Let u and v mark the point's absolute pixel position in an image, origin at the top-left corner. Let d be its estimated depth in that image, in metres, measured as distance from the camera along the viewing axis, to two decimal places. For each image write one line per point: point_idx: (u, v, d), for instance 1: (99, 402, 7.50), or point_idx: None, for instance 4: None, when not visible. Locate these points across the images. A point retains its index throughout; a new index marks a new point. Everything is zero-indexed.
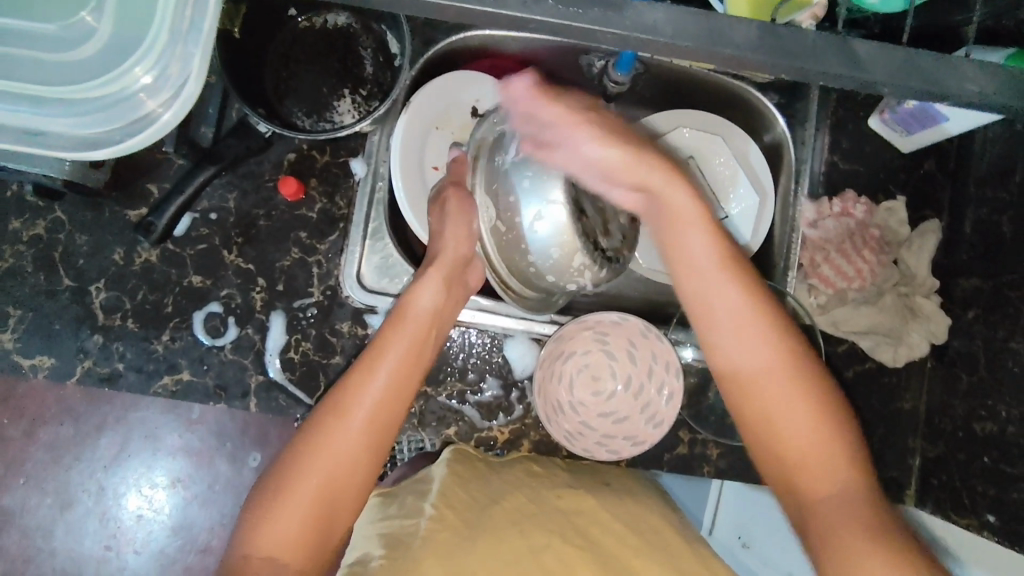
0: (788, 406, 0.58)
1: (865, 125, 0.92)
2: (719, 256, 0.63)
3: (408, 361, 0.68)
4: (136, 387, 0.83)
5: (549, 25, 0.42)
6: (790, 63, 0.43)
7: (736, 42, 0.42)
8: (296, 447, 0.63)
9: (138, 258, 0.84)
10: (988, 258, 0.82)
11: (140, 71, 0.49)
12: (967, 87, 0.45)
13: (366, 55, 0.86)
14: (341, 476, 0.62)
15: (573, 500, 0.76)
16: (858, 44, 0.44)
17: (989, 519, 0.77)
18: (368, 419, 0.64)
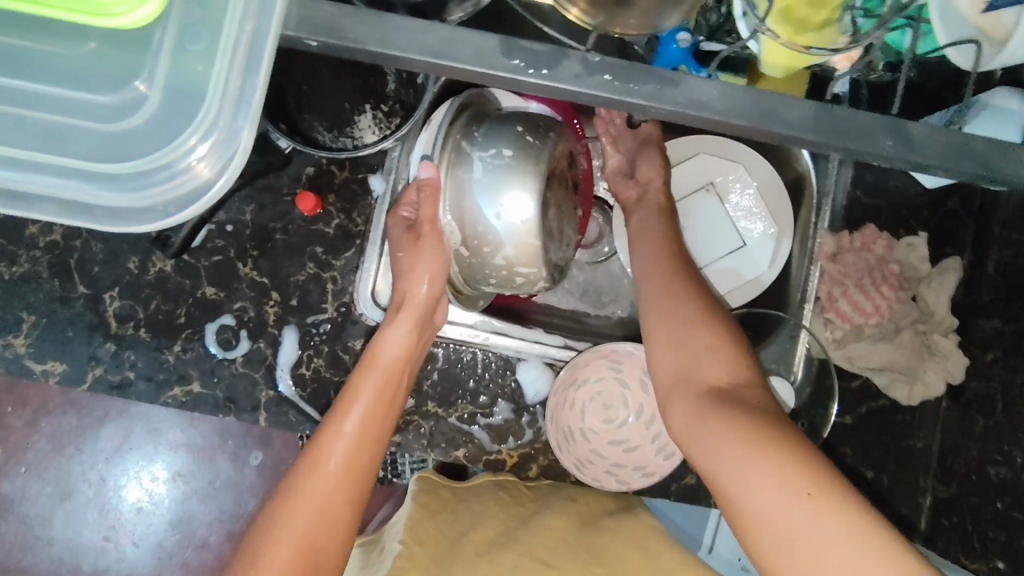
0: (699, 354, 0.64)
1: (889, 160, 0.91)
2: (657, 265, 0.72)
3: (374, 415, 0.69)
4: (146, 396, 0.82)
5: (603, 98, 0.45)
6: (843, 142, 0.46)
7: (790, 121, 0.45)
8: (268, 513, 0.64)
9: (152, 267, 0.83)
10: (1008, 301, 0.81)
11: (193, 140, 0.47)
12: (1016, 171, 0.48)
13: (389, 71, 0.85)
14: (319, 529, 0.63)
15: (542, 525, 0.76)
16: (912, 125, 0.47)
17: (999, 565, 0.76)
18: (341, 467, 0.65)
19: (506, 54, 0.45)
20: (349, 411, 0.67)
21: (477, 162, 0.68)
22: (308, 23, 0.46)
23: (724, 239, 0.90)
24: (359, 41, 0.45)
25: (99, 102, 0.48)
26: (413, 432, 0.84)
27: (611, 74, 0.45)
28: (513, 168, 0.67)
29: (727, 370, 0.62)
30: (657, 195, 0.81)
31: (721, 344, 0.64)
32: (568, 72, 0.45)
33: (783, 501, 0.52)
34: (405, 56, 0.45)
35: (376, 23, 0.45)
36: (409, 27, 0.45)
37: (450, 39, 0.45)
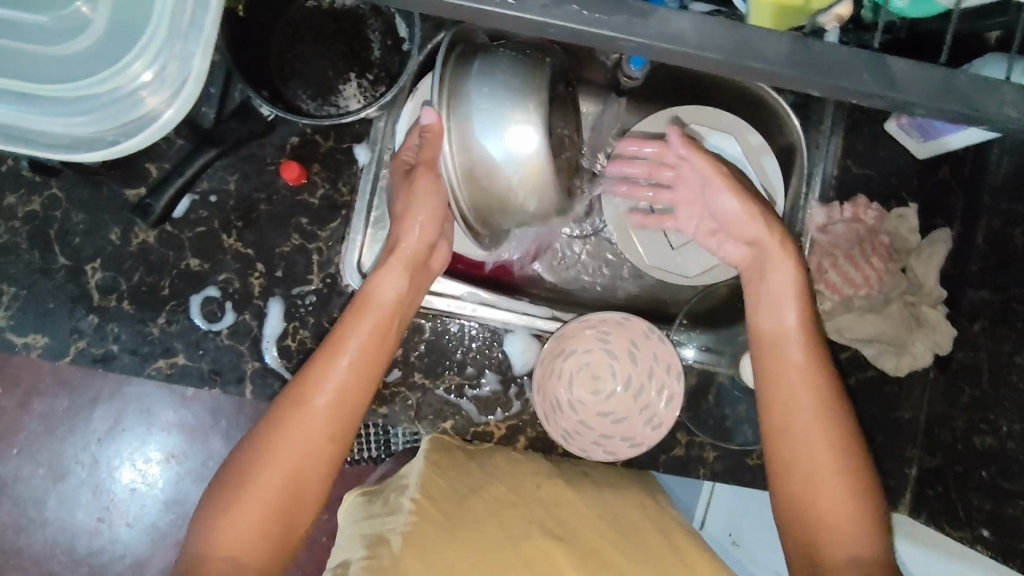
0: (797, 419, 0.69)
1: (880, 130, 0.90)
2: (789, 284, 0.72)
3: (365, 361, 0.68)
4: (130, 368, 0.81)
5: (569, 30, 0.43)
6: (822, 79, 0.44)
7: (768, 55, 0.43)
8: (250, 448, 0.63)
9: (135, 238, 0.82)
10: (996, 271, 0.81)
11: (138, 67, 0.52)
12: (1008, 110, 0.45)
13: (374, 38, 0.84)
14: (303, 468, 0.63)
15: (554, 492, 0.76)
16: (895, 63, 0.44)
17: (983, 533, 0.77)
18: (331, 407, 0.65)
19: None
20: (341, 350, 0.67)
21: (479, 98, 0.65)
22: None
23: None
24: None
25: (43, 23, 0.55)
26: (399, 403, 0.84)
27: (578, 5, 0.43)
28: (513, 98, 0.65)
29: (818, 420, 0.68)
30: (749, 228, 0.74)
31: (827, 405, 0.69)
32: (534, 2, 0.42)
33: (838, 535, 0.64)
34: None
35: None
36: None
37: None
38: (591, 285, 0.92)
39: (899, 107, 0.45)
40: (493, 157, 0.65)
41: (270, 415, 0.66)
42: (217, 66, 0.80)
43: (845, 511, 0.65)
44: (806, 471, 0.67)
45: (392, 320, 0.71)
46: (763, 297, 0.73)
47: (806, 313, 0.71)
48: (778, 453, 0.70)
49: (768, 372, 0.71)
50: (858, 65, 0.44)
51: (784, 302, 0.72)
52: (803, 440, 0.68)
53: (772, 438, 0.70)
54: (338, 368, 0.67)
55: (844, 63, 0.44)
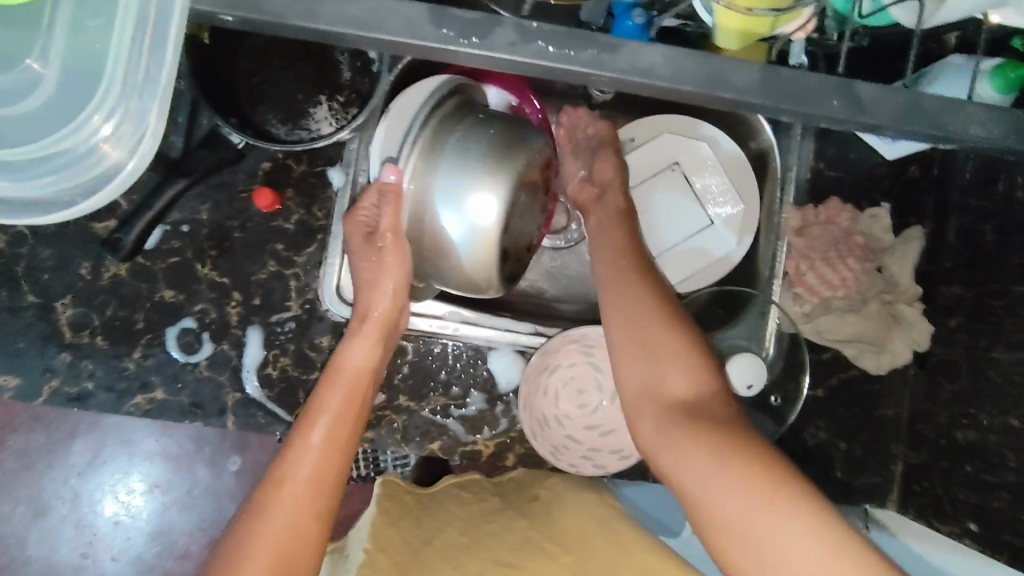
0: (669, 371, 0.63)
1: (849, 133, 0.92)
2: (609, 261, 0.72)
3: (340, 428, 0.67)
4: (106, 406, 0.79)
5: (535, 65, 0.43)
6: (790, 105, 0.44)
7: (738, 86, 0.43)
8: (235, 539, 0.61)
9: (106, 272, 0.80)
10: (968, 267, 0.83)
11: (97, 121, 0.48)
12: (972, 129, 0.45)
13: (342, 60, 0.83)
14: (291, 542, 0.61)
15: (499, 524, 0.73)
16: (862, 88, 0.45)
17: (970, 526, 0.77)
18: (311, 474, 0.64)
19: (434, 22, 0.42)
20: (315, 422, 0.66)
21: (442, 164, 0.64)
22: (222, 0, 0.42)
23: (692, 219, 0.89)
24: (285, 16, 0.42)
25: None
26: (386, 427, 0.83)
27: (546, 41, 0.43)
28: (478, 173, 0.64)
29: (692, 379, 0.63)
30: (614, 183, 0.80)
31: (681, 359, 0.63)
32: (499, 41, 0.42)
33: (730, 491, 0.55)
34: (332, 31, 0.41)
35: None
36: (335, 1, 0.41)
37: (377, 13, 0.42)
38: (572, 299, 0.92)
39: (867, 131, 0.46)
40: (448, 227, 0.65)
41: (254, 495, 0.64)
42: (182, 94, 0.78)
43: (718, 457, 0.57)
44: (657, 414, 0.63)
45: (361, 378, 0.70)
46: (613, 285, 0.70)
47: (639, 287, 0.68)
48: (650, 416, 0.63)
49: (619, 323, 0.67)
50: (825, 90, 0.45)
51: (600, 249, 0.75)
52: (676, 411, 0.62)
53: (642, 401, 0.64)
54: (314, 442, 0.65)
55: (814, 90, 0.44)
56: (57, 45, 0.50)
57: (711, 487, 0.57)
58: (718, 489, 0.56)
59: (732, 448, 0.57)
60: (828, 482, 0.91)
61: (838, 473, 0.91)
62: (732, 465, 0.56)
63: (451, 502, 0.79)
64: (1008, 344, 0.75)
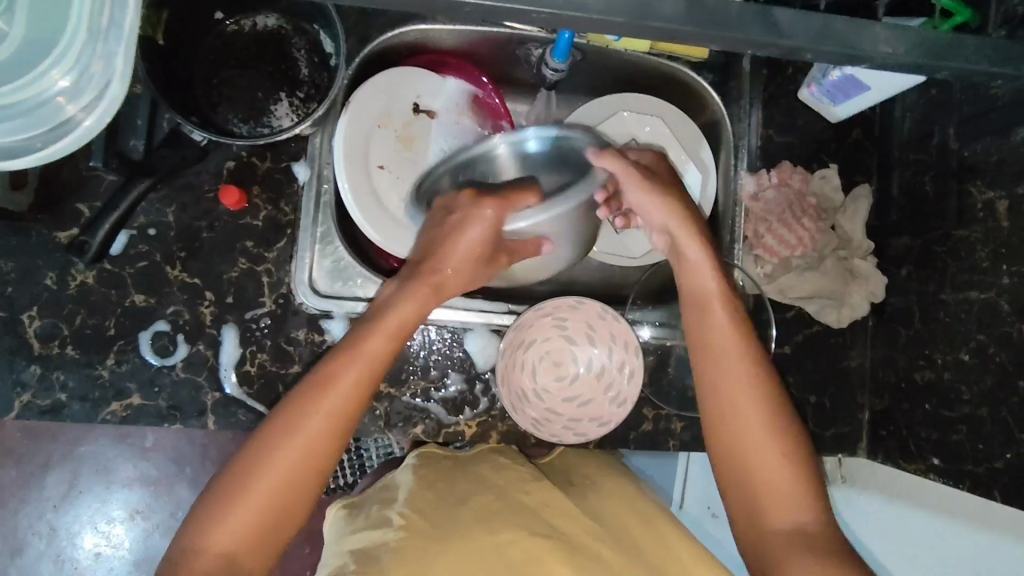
0: (746, 404, 0.67)
1: (795, 100, 0.96)
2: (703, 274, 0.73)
3: (372, 374, 0.66)
4: (82, 416, 0.78)
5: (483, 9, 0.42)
6: (717, 34, 0.45)
7: (665, 16, 0.44)
8: (252, 451, 0.62)
9: (72, 281, 0.79)
10: (914, 218, 0.88)
11: (56, 76, 0.56)
12: (881, 49, 0.47)
13: (300, 56, 0.85)
14: (286, 489, 0.61)
15: (541, 495, 0.77)
16: (778, 12, 0.46)
17: (934, 462, 0.82)
18: (330, 420, 0.63)
19: None
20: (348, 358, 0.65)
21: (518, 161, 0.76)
22: None
23: None
24: None
25: None
26: (368, 415, 0.83)
27: None
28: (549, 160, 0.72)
29: (766, 418, 0.66)
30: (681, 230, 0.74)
31: (760, 396, 0.67)
32: None
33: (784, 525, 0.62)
34: None
35: None
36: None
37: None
38: (543, 278, 0.94)
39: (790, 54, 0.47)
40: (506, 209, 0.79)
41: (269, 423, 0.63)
42: (139, 96, 0.78)
43: (775, 493, 0.64)
44: (738, 458, 0.66)
45: (399, 337, 0.69)
46: (696, 303, 0.73)
47: (749, 363, 0.69)
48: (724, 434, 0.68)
49: (705, 342, 0.71)
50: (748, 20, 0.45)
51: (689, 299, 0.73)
52: (750, 439, 0.66)
53: (719, 411, 0.68)
54: (346, 383, 0.65)
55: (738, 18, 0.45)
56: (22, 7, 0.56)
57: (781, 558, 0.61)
58: (768, 524, 0.63)
59: (818, 547, 0.60)
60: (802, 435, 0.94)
61: (811, 426, 0.94)
62: (789, 505, 0.63)
63: (490, 466, 0.81)
64: (955, 286, 0.80)
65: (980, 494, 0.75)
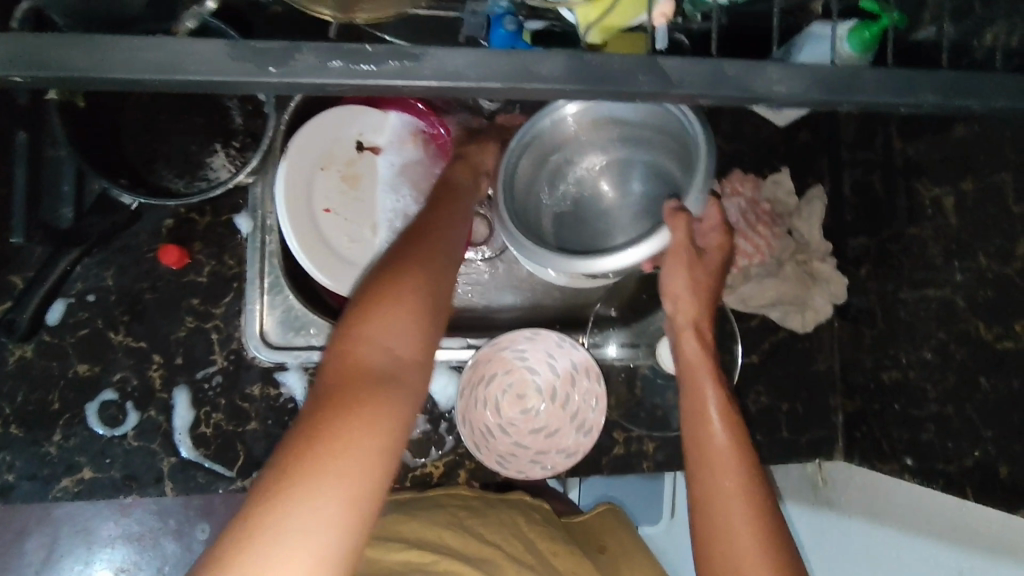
0: (723, 413, 0.68)
1: (740, 107, 0.96)
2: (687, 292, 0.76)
3: (444, 246, 0.63)
4: (32, 496, 0.75)
5: (347, 86, 0.38)
6: (602, 92, 0.40)
7: (544, 77, 0.39)
8: (359, 311, 0.52)
9: (11, 356, 0.77)
10: (867, 217, 0.87)
11: None
12: (781, 89, 0.41)
13: (232, 105, 0.83)
14: (406, 352, 0.52)
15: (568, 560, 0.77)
16: (666, 61, 0.40)
17: (909, 462, 0.80)
18: (436, 282, 0.57)
19: (232, 54, 0.36)
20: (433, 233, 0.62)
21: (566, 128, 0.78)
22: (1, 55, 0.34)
23: None
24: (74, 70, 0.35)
25: None
26: None
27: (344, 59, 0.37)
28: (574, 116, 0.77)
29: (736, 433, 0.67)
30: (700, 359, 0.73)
31: (729, 408, 0.69)
32: (300, 63, 0.37)
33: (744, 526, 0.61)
34: (122, 81, 0.35)
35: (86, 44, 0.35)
36: (128, 46, 0.35)
37: (179, 54, 0.36)
38: (504, 307, 0.93)
39: (680, 103, 0.41)
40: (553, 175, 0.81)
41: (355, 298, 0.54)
42: (65, 161, 0.76)
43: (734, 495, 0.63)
44: (715, 543, 0.61)
45: (452, 238, 0.65)
46: (680, 323, 0.77)
47: (735, 441, 0.66)
48: (697, 436, 0.68)
49: (689, 358, 0.74)
50: (632, 71, 0.40)
51: (693, 387, 0.71)
52: (721, 444, 0.66)
53: (693, 415, 0.69)
54: (429, 252, 0.60)
55: (620, 69, 0.40)
56: None
57: None
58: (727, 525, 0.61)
59: None
60: (778, 443, 0.93)
61: (786, 433, 0.93)
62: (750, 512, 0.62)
63: (521, 514, 0.81)
64: (912, 284, 0.79)
65: (955, 493, 0.73)
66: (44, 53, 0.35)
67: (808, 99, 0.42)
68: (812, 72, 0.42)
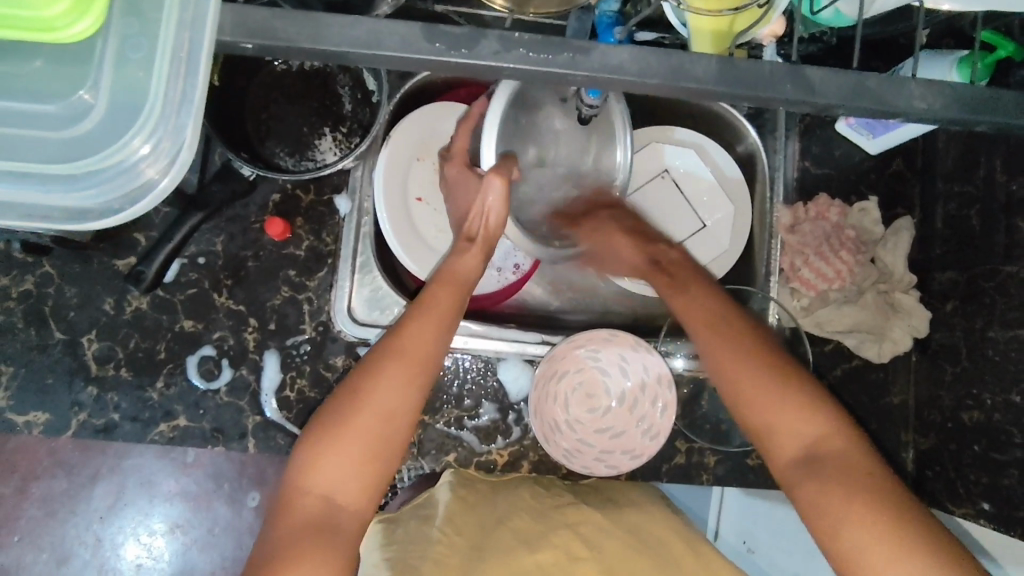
0: (781, 409, 0.64)
1: (833, 131, 0.95)
2: (698, 300, 0.76)
3: (425, 334, 0.67)
4: (132, 436, 0.82)
5: (519, 72, 0.43)
6: (748, 93, 0.44)
7: (698, 75, 0.43)
8: (306, 449, 0.61)
9: (128, 306, 0.84)
10: (959, 252, 0.85)
11: (136, 142, 0.45)
12: (917, 104, 0.45)
13: (344, 92, 0.89)
14: (352, 492, 0.61)
15: (579, 519, 0.79)
16: (809, 71, 0.44)
17: (984, 506, 0.78)
18: (381, 419, 0.62)
19: (426, 37, 0.43)
20: (402, 326, 0.67)
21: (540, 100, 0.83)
22: (242, 28, 0.42)
23: (684, 223, 0.95)
24: (295, 42, 0.42)
25: (50, 111, 0.47)
26: None
27: (526, 49, 0.43)
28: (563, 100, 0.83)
29: (809, 418, 0.63)
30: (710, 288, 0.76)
31: (773, 368, 0.66)
32: (485, 50, 0.43)
33: (854, 525, 0.56)
34: (338, 53, 0.42)
35: (304, 21, 0.42)
36: (336, 20, 0.42)
37: (376, 33, 0.42)
38: (577, 308, 0.96)
39: (817, 112, 0.46)
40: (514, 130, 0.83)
41: (310, 436, 0.63)
42: None
43: (836, 487, 0.58)
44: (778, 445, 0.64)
45: (447, 319, 0.70)
46: (704, 333, 0.72)
47: (747, 354, 0.68)
48: (773, 446, 0.65)
49: (716, 365, 0.70)
50: (776, 78, 0.44)
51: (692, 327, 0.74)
52: (798, 436, 0.63)
53: (762, 431, 0.66)
54: (372, 371, 0.64)
55: (766, 73, 0.44)
56: (106, 75, 0.45)
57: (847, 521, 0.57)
58: (837, 527, 0.57)
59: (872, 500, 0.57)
60: None
61: None
62: (855, 502, 0.57)
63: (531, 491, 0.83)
64: (1003, 323, 0.77)
65: None
66: (274, 29, 0.42)
67: (939, 116, 0.45)
68: (950, 91, 0.45)
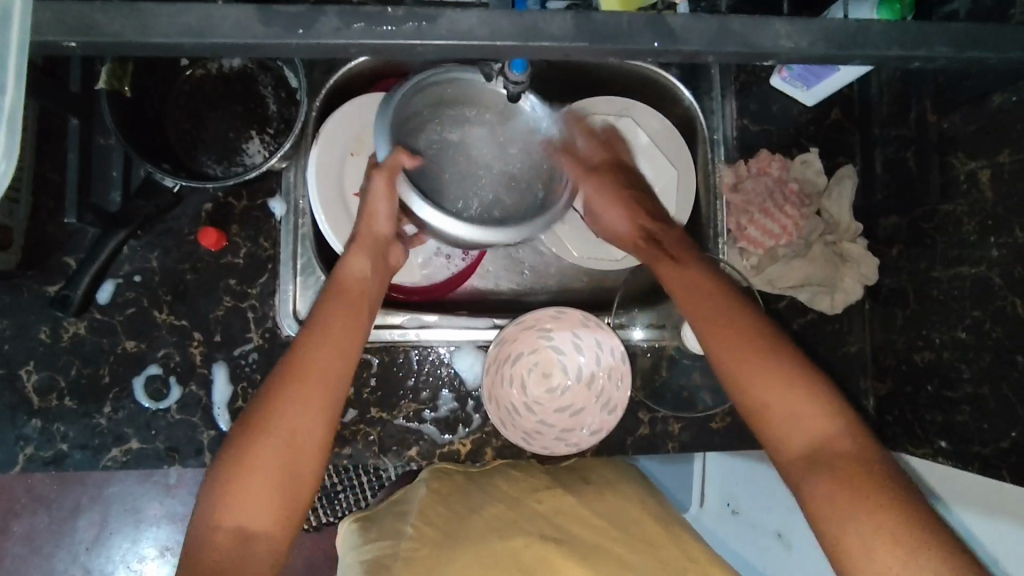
0: (789, 396, 0.64)
1: (768, 86, 0.94)
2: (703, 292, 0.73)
3: (324, 352, 0.66)
4: (84, 464, 0.80)
5: (368, 46, 0.44)
6: (607, 46, 0.45)
7: (553, 35, 0.44)
8: (216, 480, 0.60)
9: (65, 332, 0.82)
10: (900, 194, 0.85)
11: None
12: (784, 43, 0.46)
13: (267, 93, 0.86)
14: (262, 523, 0.59)
15: (552, 505, 0.80)
16: (672, 18, 0.45)
17: (941, 445, 0.78)
18: (286, 447, 0.61)
19: (264, 21, 0.43)
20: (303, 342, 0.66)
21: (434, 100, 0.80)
22: (62, 24, 0.41)
23: None
24: (123, 36, 0.41)
25: None
26: (362, 440, 0.83)
27: (389, 24, 0.43)
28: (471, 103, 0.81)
29: (815, 408, 0.63)
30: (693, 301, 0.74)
31: (759, 352, 0.67)
32: (325, 28, 0.43)
33: (869, 529, 0.56)
34: (170, 43, 0.42)
35: (131, 12, 0.41)
36: (165, 11, 0.42)
37: (208, 17, 0.42)
38: (532, 290, 0.95)
39: (685, 57, 0.46)
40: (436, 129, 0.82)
41: (212, 472, 0.61)
42: (113, 149, 0.82)
43: (839, 479, 0.59)
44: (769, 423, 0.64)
45: (352, 336, 0.68)
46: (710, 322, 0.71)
47: (734, 336, 0.68)
48: (776, 438, 0.64)
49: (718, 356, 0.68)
50: (638, 28, 0.45)
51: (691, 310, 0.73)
52: (802, 431, 0.63)
53: (757, 415, 0.65)
54: (280, 399, 0.62)
55: (627, 24, 0.45)
56: None
57: (839, 488, 0.58)
58: (840, 519, 0.57)
59: (863, 479, 0.58)
60: None
61: None
62: (861, 497, 0.57)
63: (502, 477, 0.83)
64: (946, 263, 0.77)
65: (990, 475, 0.70)
66: (103, 27, 0.41)
67: (805, 52, 0.47)
68: (812, 24, 0.46)
